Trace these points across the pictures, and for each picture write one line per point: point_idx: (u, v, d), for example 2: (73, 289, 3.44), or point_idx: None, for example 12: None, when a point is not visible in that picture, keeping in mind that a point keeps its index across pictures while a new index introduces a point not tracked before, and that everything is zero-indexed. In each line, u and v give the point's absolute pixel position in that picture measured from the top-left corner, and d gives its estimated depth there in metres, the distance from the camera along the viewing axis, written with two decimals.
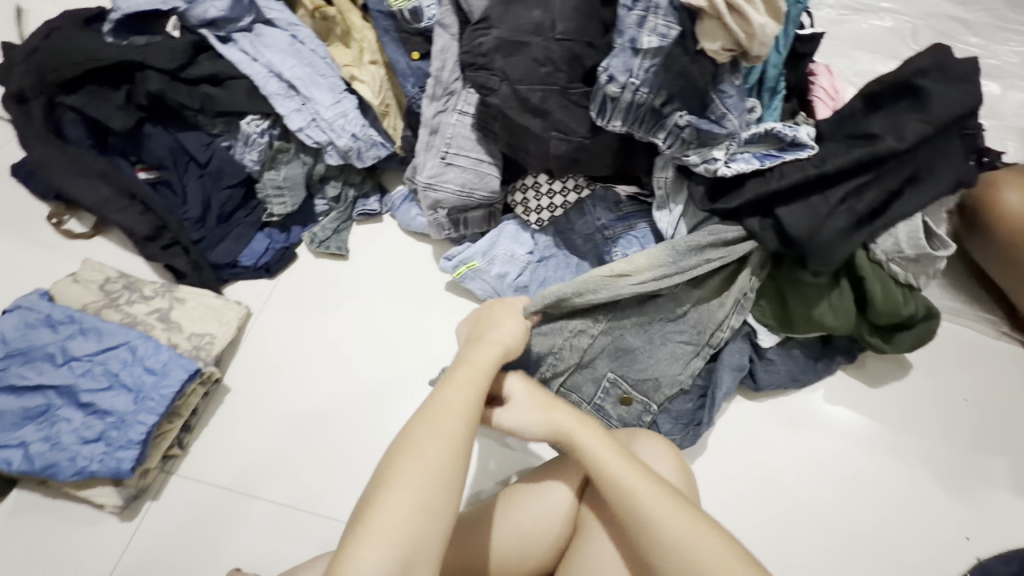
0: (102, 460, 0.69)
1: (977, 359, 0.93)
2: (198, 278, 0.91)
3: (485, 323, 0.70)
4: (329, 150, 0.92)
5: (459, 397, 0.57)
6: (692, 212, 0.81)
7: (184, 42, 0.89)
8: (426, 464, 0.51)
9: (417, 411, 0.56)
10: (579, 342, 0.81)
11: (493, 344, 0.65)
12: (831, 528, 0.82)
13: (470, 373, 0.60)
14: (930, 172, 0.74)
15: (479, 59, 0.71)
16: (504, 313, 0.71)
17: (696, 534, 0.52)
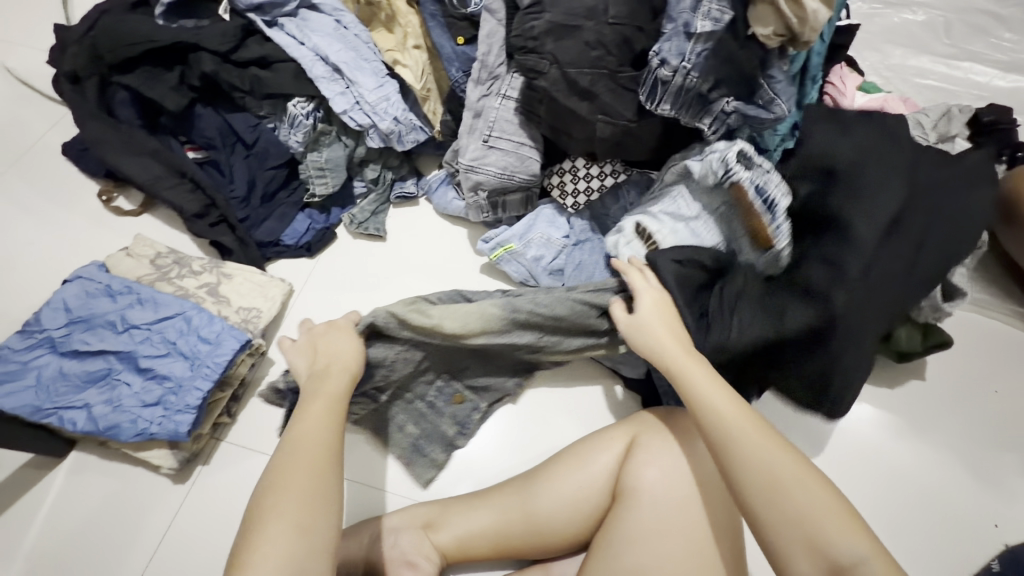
0: (161, 423, 0.73)
1: (1009, 352, 0.94)
2: (245, 255, 0.94)
3: (316, 353, 0.71)
4: (372, 133, 0.94)
5: (318, 428, 0.60)
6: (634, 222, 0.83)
7: (233, 26, 0.92)
8: (297, 494, 0.54)
9: (287, 440, 0.59)
10: (411, 357, 0.79)
11: (340, 373, 0.68)
12: (873, 505, 0.84)
13: (324, 403, 0.63)
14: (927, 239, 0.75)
15: (529, 42, 0.73)
16: (339, 339, 0.72)
17: (766, 451, 0.53)
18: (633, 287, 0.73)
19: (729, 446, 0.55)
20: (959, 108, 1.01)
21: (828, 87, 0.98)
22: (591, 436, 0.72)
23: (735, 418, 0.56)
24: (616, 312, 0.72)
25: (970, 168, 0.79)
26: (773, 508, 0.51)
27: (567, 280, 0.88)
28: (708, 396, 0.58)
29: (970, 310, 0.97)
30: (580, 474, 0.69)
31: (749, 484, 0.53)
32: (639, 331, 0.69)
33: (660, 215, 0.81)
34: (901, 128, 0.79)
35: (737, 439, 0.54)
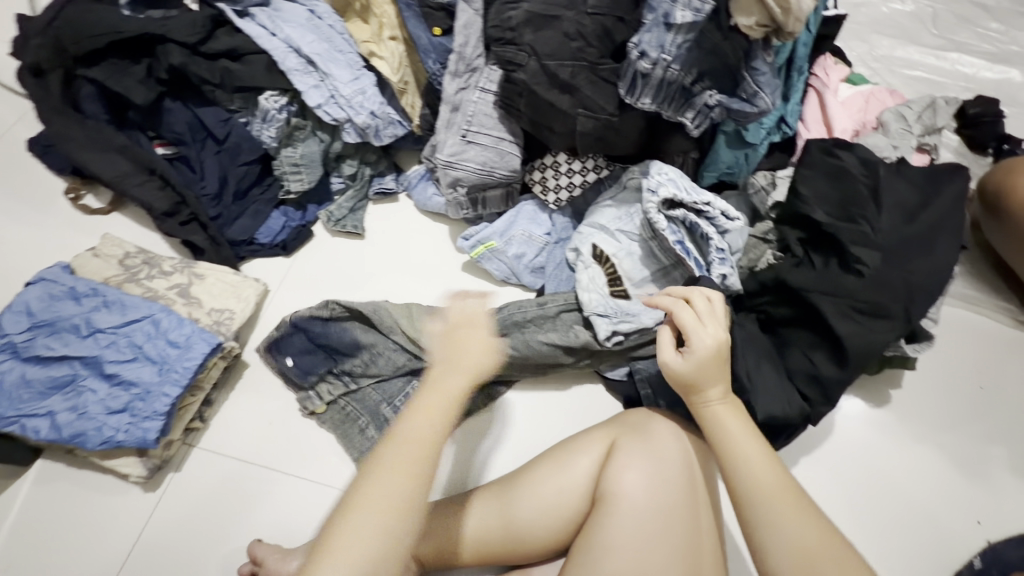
0: (128, 430, 0.70)
1: (995, 349, 0.93)
2: (217, 254, 0.91)
3: (450, 354, 0.62)
4: (348, 127, 0.92)
5: (430, 427, 0.55)
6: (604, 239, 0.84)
7: (202, 16, 0.88)
8: (382, 503, 0.51)
9: (383, 444, 0.55)
10: (395, 356, 0.84)
11: (460, 375, 0.60)
12: (867, 511, 0.82)
13: (435, 407, 0.57)
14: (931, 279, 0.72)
15: (507, 33, 0.71)
16: (473, 338, 0.63)
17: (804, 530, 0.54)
18: (682, 322, 0.66)
19: (762, 509, 0.56)
20: (945, 101, 0.99)
21: (814, 78, 0.97)
22: (572, 439, 0.72)
23: (772, 485, 0.57)
24: (665, 346, 0.67)
25: (945, 207, 0.75)
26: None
27: (549, 278, 0.88)
28: (750, 461, 0.59)
29: (956, 305, 0.96)
30: (562, 476, 0.68)
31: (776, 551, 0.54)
32: (684, 381, 0.65)
33: (617, 233, 0.84)
34: (884, 171, 0.77)
35: (773, 505, 0.56)
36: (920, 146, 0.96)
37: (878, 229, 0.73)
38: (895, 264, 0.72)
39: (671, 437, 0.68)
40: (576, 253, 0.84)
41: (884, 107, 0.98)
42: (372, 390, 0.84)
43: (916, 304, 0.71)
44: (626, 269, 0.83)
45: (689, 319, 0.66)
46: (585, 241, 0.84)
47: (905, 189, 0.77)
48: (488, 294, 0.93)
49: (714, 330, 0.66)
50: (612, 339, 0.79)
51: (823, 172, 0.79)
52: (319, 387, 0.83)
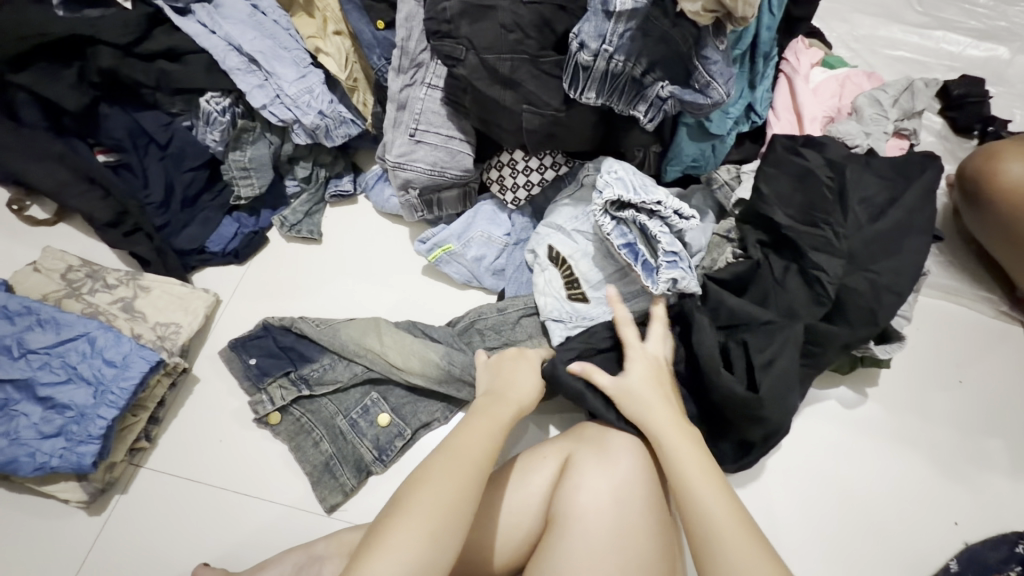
0: (62, 456, 0.67)
1: (977, 342, 0.90)
2: (163, 265, 0.88)
3: (500, 377, 0.70)
4: (296, 129, 0.87)
5: (482, 441, 0.59)
6: (561, 240, 0.81)
7: (136, 15, 0.83)
8: (440, 495, 0.53)
9: (436, 450, 0.58)
10: (353, 364, 0.81)
11: (509, 405, 0.65)
12: (841, 513, 0.79)
13: (490, 426, 0.61)
14: (897, 278, 0.69)
15: (443, 26, 0.67)
16: (523, 369, 0.71)
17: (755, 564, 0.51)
18: (625, 339, 0.72)
19: (715, 549, 0.53)
20: (926, 81, 0.95)
21: (782, 64, 0.93)
22: (525, 455, 0.69)
23: (728, 523, 0.54)
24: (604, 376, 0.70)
25: (915, 202, 0.72)
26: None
27: (510, 281, 0.85)
28: (702, 499, 0.57)
29: (937, 296, 0.93)
30: (514, 495, 0.65)
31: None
32: (632, 406, 0.67)
33: (573, 234, 0.81)
34: (853, 168, 0.73)
35: (723, 542, 0.53)
36: (897, 131, 0.92)
37: (840, 235, 0.70)
38: (856, 266, 0.70)
39: (627, 454, 0.66)
40: (533, 254, 0.83)
41: (861, 91, 0.93)
42: (330, 403, 0.80)
43: (881, 307, 0.69)
44: (583, 273, 0.80)
45: (633, 335, 0.72)
46: (541, 242, 0.82)
47: (872, 182, 0.73)
48: (448, 299, 0.90)
49: (653, 347, 0.72)
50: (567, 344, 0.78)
51: (790, 172, 0.75)
52: (273, 392, 0.80)
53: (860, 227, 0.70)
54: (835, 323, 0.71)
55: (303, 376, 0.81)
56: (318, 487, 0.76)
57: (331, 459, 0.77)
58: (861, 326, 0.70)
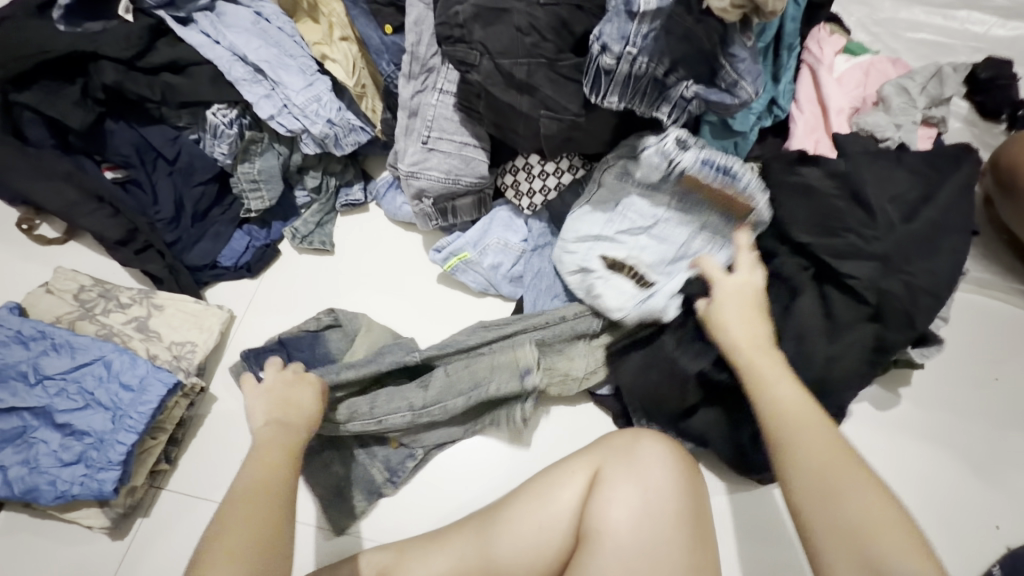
0: (83, 483, 0.67)
1: (1014, 337, 0.86)
2: (176, 282, 0.86)
3: (279, 404, 0.64)
4: (305, 138, 0.85)
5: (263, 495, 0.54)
6: (605, 245, 0.77)
7: (139, 27, 0.81)
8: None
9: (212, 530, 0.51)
10: None
11: (276, 436, 0.61)
12: None
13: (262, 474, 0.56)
14: (936, 280, 0.67)
15: (456, 31, 0.64)
16: (303, 392, 0.67)
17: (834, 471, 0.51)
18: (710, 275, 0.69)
19: (794, 454, 0.53)
20: (955, 66, 0.91)
21: (805, 54, 0.89)
22: (553, 467, 0.67)
23: (800, 415, 0.55)
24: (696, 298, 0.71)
25: (951, 199, 0.69)
26: (834, 520, 0.49)
27: (528, 288, 0.83)
28: (778, 398, 0.57)
29: (969, 290, 0.89)
30: (540, 512, 0.64)
31: (807, 498, 0.51)
32: (711, 323, 0.66)
33: (618, 235, 0.77)
34: (882, 166, 0.70)
35: (803, 443, 0.53)
36: (925, 120, 0.88)
37: (869, 238, 0.67)
38: (891, 270, 0.67)
39: (656, 464, 0.63)
40: (583, 272, 0.76)
41: (886, 79, 0.90)
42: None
43: (919, 311, 0.67)
44: (645, 259, 0.76)
45: (716, 267, 0.69)
46: (590, 257, 0.77)
47: (905, 179, 0.70)
48: (466, 308, 0.88)
49: (744, 274, 0.68)
50: (671, 307, 0.74)
51: (822, 170, 0.72)
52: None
53: (894, 228, 0.67)
54: (871, 328, 0.68)
55: None
56: (329, 512, 0.75)
57: (343, 481, 0.76)
58: (898, 330, 0.67)
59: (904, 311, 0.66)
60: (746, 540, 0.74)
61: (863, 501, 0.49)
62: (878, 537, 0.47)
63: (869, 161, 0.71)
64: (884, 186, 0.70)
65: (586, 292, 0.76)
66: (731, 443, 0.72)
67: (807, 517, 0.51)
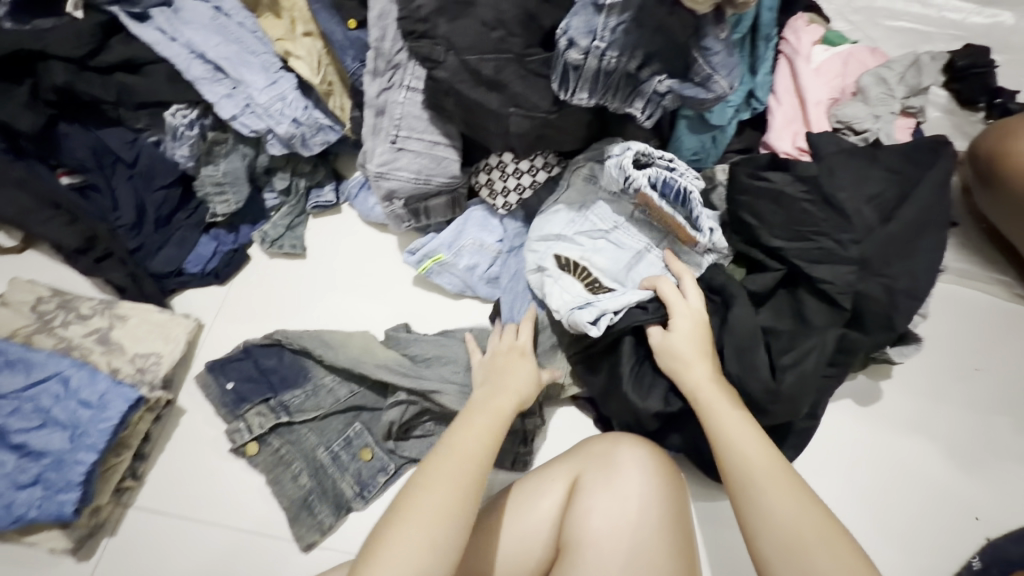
0: (41, 506, 0.64)
1: (992, 327, 0.86)
2: (139, 291, 0.83)
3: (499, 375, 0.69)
4: (270, 139, 0.82)
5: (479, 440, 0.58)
6: (565, 247, 0.75)
7: (89, 24, 0.77)
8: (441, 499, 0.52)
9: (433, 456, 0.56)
10: (324, 384, 0.78)
11: (508, 397, 0.65)
12: (858, 511, 0.77)
13: (487, 421, 0.60)
14: (912, 277, 0.66)
15: (419, 25, 0.62)
16: (521, 368, 0.70)
17: (798, 513, 0.52)
18: (665, 296, 0.68)
19: (752, 498, 0.54)
20: (932, 55, 0.89)
21: (782, 45, 0.87)
22: (533, 475, 0.65)
23: (759, 456, 0.56)
24: (651, 328, 0.68)
25: (928, 196, 0.68)
26: (794, 570, 0.50)
27: (504, 290, 0.81)
28: (734, 438, 0.58)
29: (949, 282, 0.89)
30: (522, 522, 0.62)
31: (770, 545, 0.52)
32: (666, 359, 0.66)
33: (576, 238, 0.75)
34: (857, 163, 0.69)
35: (762, 485, 0.54)
36: (903, 110, 0.87)
37: (846, 236, 0.66)
38: (870, 272, 0.66)
39: (638, 469, 0.62)
40: (539, 272, 0.75)
41: (865, 68, 0.88)
42: (338, 421, 0.77)
43: (896, 309, 0.66)
44: (599, 266, 0.74)
45: (672, 289, 0.68)
46: (545, 257, 0.75)
47: (881, 176, 0.69)
48: (443, 310, 0.85)
49: (695, 302, 0.67)
50: (598, 325, 0.68)
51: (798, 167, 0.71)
52: (251, 419, 0.76)
53: (868, 226, 0.66)
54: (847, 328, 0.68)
55: (289, 405, 0.77)
56: (295, 526, 0.72)
57: (311, 494, 0.73)
58: (876, 330, 0.67)
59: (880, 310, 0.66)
60: (733, 545, 0.72)
61: (821, 545, 0.50)
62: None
63: (845, 157, 0.70)
64: (860, 183, 0.68)
65: (541, 289, 0.74)
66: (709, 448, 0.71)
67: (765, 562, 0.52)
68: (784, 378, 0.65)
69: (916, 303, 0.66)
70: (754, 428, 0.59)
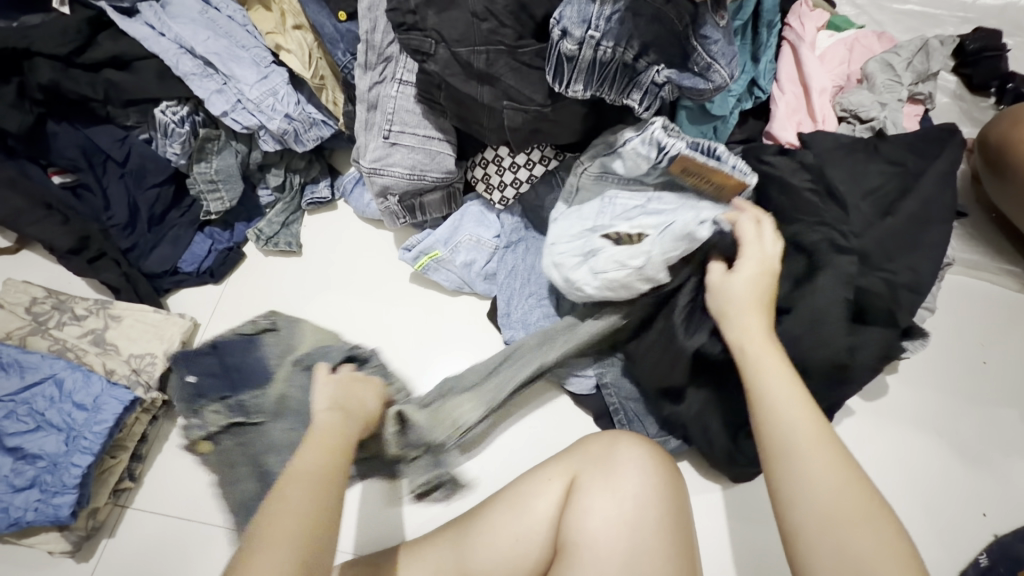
0: (37, 509, 0.64)
1: (1002, 319, 0.85)
2: (134, 292, 0.81)
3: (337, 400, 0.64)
4: (262, 135, 0.81)
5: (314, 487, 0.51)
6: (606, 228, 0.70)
7: (76, 20, 0.76)
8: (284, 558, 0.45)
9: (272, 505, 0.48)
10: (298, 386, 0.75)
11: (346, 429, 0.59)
12: None
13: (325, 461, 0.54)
14: (919, 271, 0.64)
15: (408, 17, 0.61)
16: (359, 394, 0.67)
17: (834, 485, 0.47)
18: (740, 233, 0.62)
19: (790, 461, 0.49)
20: (941, 39, 0.87)
21: (786, 31, 0.84)
22: (529, 475, 0.65)
23: (800, 422, 0.50)
24: (713, 265, 0.63)
25: (931, 189, 0.66)
26: (821, 542, 0.45)
27: (500, 287, 0.80)
28: (777, 398, 0.52)
29: (957, 272, 0.87)
30: (517, 522, 0.61)
31: (806, 515, 0.47)
32: (719, 306, 0.60)
33: (613, 223, 0.70)
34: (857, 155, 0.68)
35: (805, 452, 0.49)
36: (911, 96, 0.85)
37: (850, 229, 0.65)
38: (869, 266, 0.64)
39: (635, 468, 0.61)
40: (593, 254, 0.69)
41: (871, 54, 0.86)
42: (276, 427, 0.74)
43: (901, 304, 0.64)
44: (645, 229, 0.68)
45: (744, 224, 0.62)
46: (592, 241, 0.70)
47: (880, 169, 0.68)
48: (440, 307, 0.84)
49: (770, 247, 0.61)
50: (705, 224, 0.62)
51: (802, 159, 0.69)
52: (206, 415, 0.74)
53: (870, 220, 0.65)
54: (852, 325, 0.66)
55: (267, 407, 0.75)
56: None
57: (259, 499, 0.72)
58: (881, 325, 0.65)
59: (886, 306, 0.64)
60: (735, 541, 0.71)
61: (864, 526, 0.45)
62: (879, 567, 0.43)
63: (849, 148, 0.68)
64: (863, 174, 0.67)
65: (597, 272, 0.67)
66: (711, 445, 0.69)
67: (795, 532, 0.47)
68: None
69: (923, 298, 0.64)
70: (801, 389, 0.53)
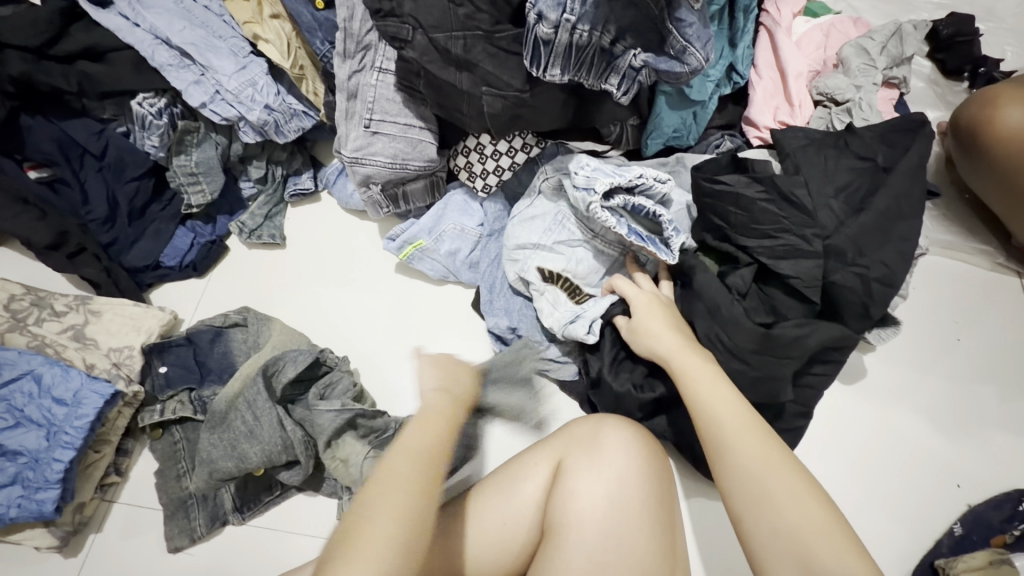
0: (21, 505, 0.64)
1: (976, 297, 0.87)
2: (115, 286, 0.81)
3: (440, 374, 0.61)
4: (242, 126, 0.80)
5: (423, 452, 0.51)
6: (550, 249, 0.76)
7: (46, 12, 0.74)
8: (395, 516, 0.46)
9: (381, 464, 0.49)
10: (282, 373, 0.73)
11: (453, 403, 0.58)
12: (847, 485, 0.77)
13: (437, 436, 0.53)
14: (890, 249, 0.66)
15: (385, 4, 0.61)
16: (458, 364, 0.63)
17: (767, 469, 0.50)
18: (624, 294, 0.69)
19: (727, 454, 0.52)
20: (915, 24, 0.88)
21: (763, 16, 0.85)
22: (515, 460, 0.66)
23: (734, 419, 0.53)
24: (618, 318, 0.70)
25: (902, 174, 0.68)
26: (759, 520, 0.48)
27: (484, 275, 0.80)
28: (711, 401, 0.56)
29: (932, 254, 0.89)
30: (505, 506, 0.62)
31: (742, 493, 0.50)
32: (640, 339, 0.66)
33: (555, 247, 0.76)
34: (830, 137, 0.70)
35: (738, 450, 0.51)
36: (886, 80, 0.86)
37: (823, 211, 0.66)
38: (844, 262, 0.66)
39: (621, 452, 0.62)
40: (521, 268, 0.77)
41: (847, 39, 0.87)
42: (206, 438, 0.71)
43: (874, 282, 0.66)
44: (576, 274, 0.76)
45: (629, 286, 0.69)
46: (528, 266, 0.76)
47: (850, 165, 0.69)
48: (425, 296, 0.85)
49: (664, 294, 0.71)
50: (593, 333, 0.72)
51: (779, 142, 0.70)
52: (168, 404, 0.75)
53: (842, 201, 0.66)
54: (827, 304, 0.68)
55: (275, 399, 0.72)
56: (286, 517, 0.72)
57: (192, 497, 0.72)
58: (855, 304, 0.67)
59: (858, 285, 0.66)
60: (716, 519, 0.74)
61: (799, 504, 0.47)
62: (817, 535, 0.46)
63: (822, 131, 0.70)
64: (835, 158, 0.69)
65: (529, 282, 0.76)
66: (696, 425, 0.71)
67: (746, 524, 0.49)
68: (768, 352, 0.64)
69: (896, 276, 0.66)
70: (728, 386, 0.56)
